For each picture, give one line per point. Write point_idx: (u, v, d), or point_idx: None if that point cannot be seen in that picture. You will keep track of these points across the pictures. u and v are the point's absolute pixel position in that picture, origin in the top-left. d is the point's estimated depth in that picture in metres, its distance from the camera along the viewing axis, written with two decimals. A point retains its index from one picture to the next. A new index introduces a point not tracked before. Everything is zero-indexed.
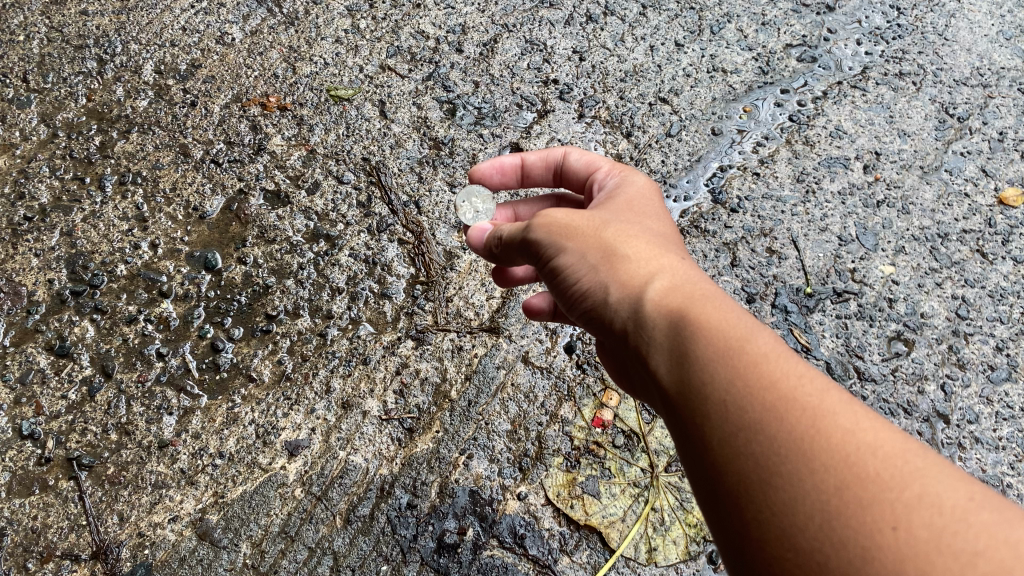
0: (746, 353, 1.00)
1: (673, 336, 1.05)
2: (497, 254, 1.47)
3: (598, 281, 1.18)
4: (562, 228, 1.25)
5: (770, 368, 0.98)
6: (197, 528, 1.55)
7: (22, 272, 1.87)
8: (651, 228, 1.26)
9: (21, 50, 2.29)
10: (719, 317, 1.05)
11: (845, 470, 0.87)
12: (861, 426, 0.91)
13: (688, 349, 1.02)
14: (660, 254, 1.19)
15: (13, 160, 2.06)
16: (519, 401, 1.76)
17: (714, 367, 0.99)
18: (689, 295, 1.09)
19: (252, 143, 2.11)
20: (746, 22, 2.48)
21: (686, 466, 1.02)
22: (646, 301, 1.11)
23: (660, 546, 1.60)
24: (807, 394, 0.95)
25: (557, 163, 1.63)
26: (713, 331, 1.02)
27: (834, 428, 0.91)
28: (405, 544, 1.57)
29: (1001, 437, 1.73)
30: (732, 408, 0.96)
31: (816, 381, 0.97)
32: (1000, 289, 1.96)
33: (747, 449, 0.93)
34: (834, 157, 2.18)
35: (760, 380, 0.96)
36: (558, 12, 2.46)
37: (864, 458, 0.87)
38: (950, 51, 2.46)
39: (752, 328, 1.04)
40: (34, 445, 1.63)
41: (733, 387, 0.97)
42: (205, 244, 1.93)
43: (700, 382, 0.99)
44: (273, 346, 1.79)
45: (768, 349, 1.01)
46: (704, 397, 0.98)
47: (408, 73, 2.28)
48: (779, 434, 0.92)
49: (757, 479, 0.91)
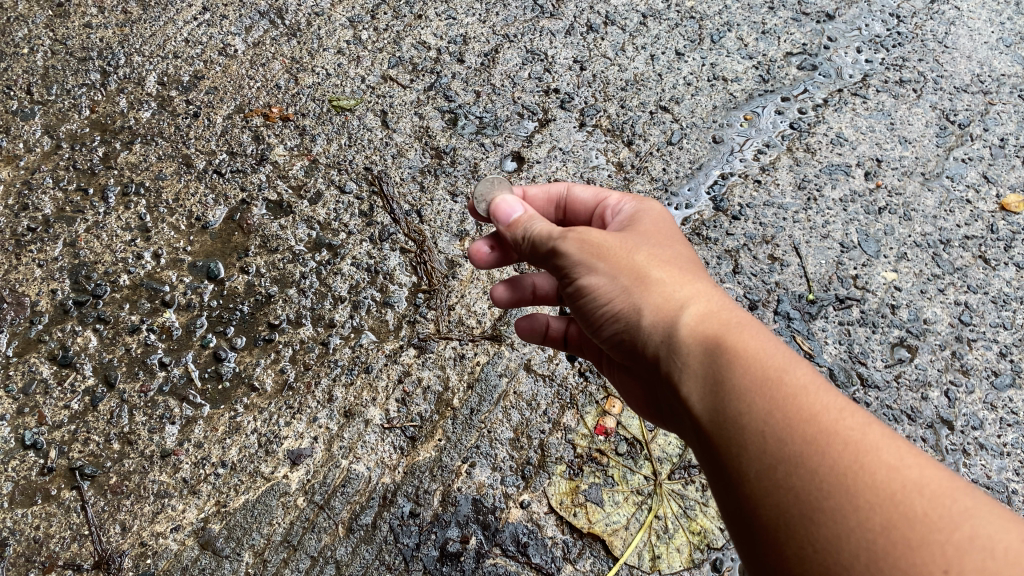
0: (783, 385, 1.05)
1: (708, 366, 1.10)
2: (519, 249, 1.42)
3: (631, 304, 1.21)
4: (594, 247, 1.25)
5: (808, 402, 1.03)
6: (199, 538, 1.55)
7: (26, 283, 1.88)
8: (677, 250, 1.29)
9: (25, 63, 2.31)
10: (754, 348, 1.09)
11: (889, 505, 0.91)
12: (905, 463, 0.96)
13: (725, 379, 1.07)
14: (690, 281, 1.22)
15: (17, 171, 2.08)
16: (521, 409, 1.75)
17: (751, 399, 1.04)
18: (723, 324, 1.14)
19: (255, 153, 2.12)
20: (746, 31, 2.49)
21: (722, 495, 1.08)
22: (681, 330, 1.15)
23: (663, 553, 1.59)
24: (847, 429, 1.00)
25: (562, 198, 1.67)
26: (749, 362, 1.07)
27: (878, 463, 0.95)
28: (408, 553, 1.56)
29: (1006, 443, 1.72)
30: (770, 440, 1.01)
31: (857, 416, 1.02)
32: (1003, 294, 1.95)
33: (787, 482, 0.98)
34: (835, 164, 2.18)
35: (800, 414, 1.01)
36: (558, 22, 2.48)
37: (910, 496, 0.92)
38: (950, 58, 2.46)
39: (786, 359, 1.09)
40: (37, 455, 1.64)
41: (771, 420, 1.02)
42: (208, 254, 1.94)
43: (738, 413, 1.04)
44: (275, 355, 1.79)
45: (805, 382, 1.06)
46: (739, 427, 1.04)
47: (410, 84, 2.29)
48: (821, 469, 0.97)
49: (799, 513, 0.95)
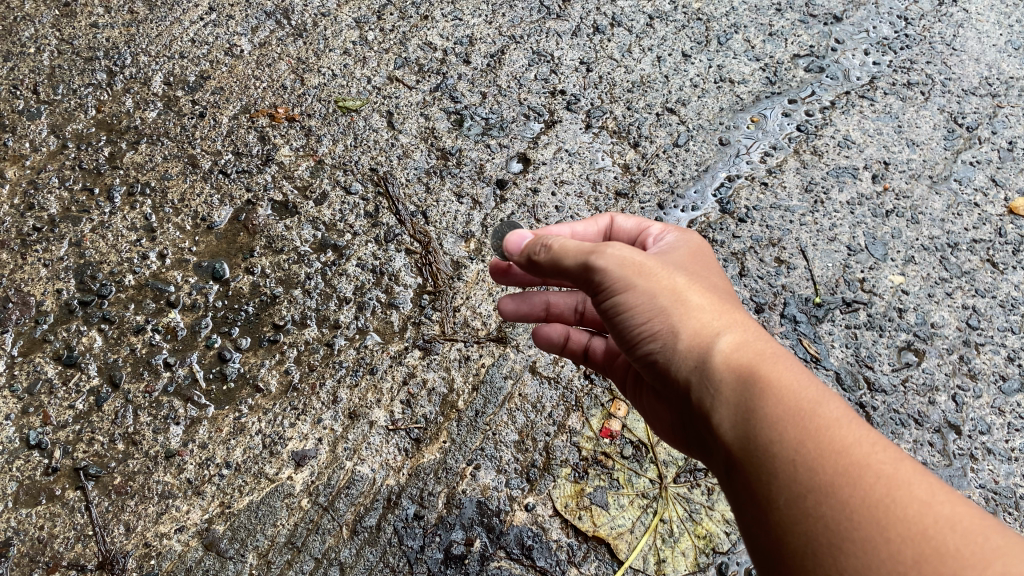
0: (816, 416, 1.05)
1: (742, 393, 1.09)
2: (540, 266, 1.39)
3: (666, 326, 1.19)
4: (633, 266, 1.24)
5: (839, 434, 1.04)
6: (203, 539, 1.55)
7: (31, 282, 1.88)
8: (715, 281, 1.30)
9: (31, 62, 2.31)
10: (788, 379, 1.10)
11: (920, 541, 0.92)
12: (937, 499, 0.96)
13: (758, 406, 1.07)
14: (726, 309, 1.21)
15: (23, 171, 2.08)
16: (526, 411, 1.75)
17: (783, 427, 1.04)
18: (759, 353, 1.13)
19: (261, 153, 2.12)
20: (753, 33, 2.48)
21: (748, 522, 1.08)
22: (716, 356, 1.14)
23: (669, 557, 1.58)
24: (879, 462, 1.01)
25: (603, 227, 1.66)
26: (784, 393, 1.07)
27: (910, 497, 0.96)
28: (412, 555, 1.55)
29: (1014, 448, 1.71)
30: (801, 469, 1.01)
31: (888, 450, 1.02)
32: (1011, 298, 1.94)
33: (816, 511, 0.98)
34: (842, 167, 2.17)
35: (831, 446, 1.02)
36: (565, 23, 2.47)
37: (942, 532, 0.92)
38: (958, 61, 2.45)
39: (819, 392, 1.09)
40: (42, 455, 1.63)
41: (802, 450, 1.02)
42: (214, 254, 1.94)
43: (769, 441, 1.04)
44: (280, 356, 1.79)
45: (837, 415, 1.06)
46: (769, 455, 1.04)
47: (416, 85, 2.29)
48: (852, 500, 0.97)
49: (828, 543, 0.96)
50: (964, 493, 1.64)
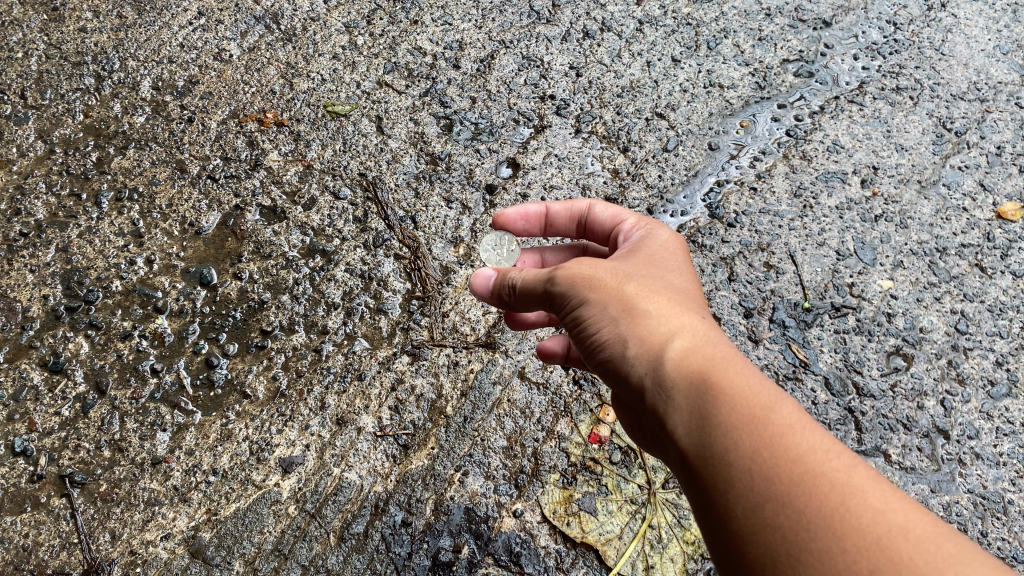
0: (771, 423, 1.05)
1: (693, 401, 1.10)
2: (510, 294, 1.43)
3: (617, 333, 1.21)
4: (584, 279, 1.26)
5: (795, 441, 1.03)
6: (189, 546, 1.54)
7: (18, 288, 1.87)
8: (673, 282, 1.29)
9: (20, 67, 2.30)
10: (739, 382, 1.10)
11: (876, 550, 0.91)
12: (890, 507, 0.96)
13: (711, 413, 1.08)
14: (680, 313, 1.21)
15: (10, 176, 2.07)
16: (515, 417, 1.74)
17: (737, 436, 1.04)
18: (708, 359, 1.13)
19: (249, 159, 2.11)
20: (743, 38, 2.49)
21: (707, 532, 1.08)
22: (667, 363, 1.14)
23: (657, 564, 1.58)
24: (834, 470, 1.01)
25: (582, 214, 1.67)
26: (735, 399, 1.07)
27: (864, 506, 0.96)
28: (399, 562, 1.55)
29: (1002, 453, 1.71)
30: (758, 478, 1.01)
31: (843, 457, 1.02)
32: (999, 303, 1.95)
33: (774, 521, 0.98)
34: (831, 171, 2.17)
35: (786, 454, 1.02)
36: (555, 28, 2.47)
37: (896, 541, 0.92)
38: (947, 66, 2.46)
39: (775, 396, 1.09)
40: (27, 462, 1.62)
41: (758, 458, 1.02)
42: (202, 259, 1.93)
43: (725, 450, 1.04)
44: (268, 362, 1.78)
45: (791, 421, 1.06)
46: (726, 464, 1.04)
47: (406, 89, 2.29)
48: (808, 509, 0.97)
49: (787, 555, 0.95)
50: (953, 498, 1.64)
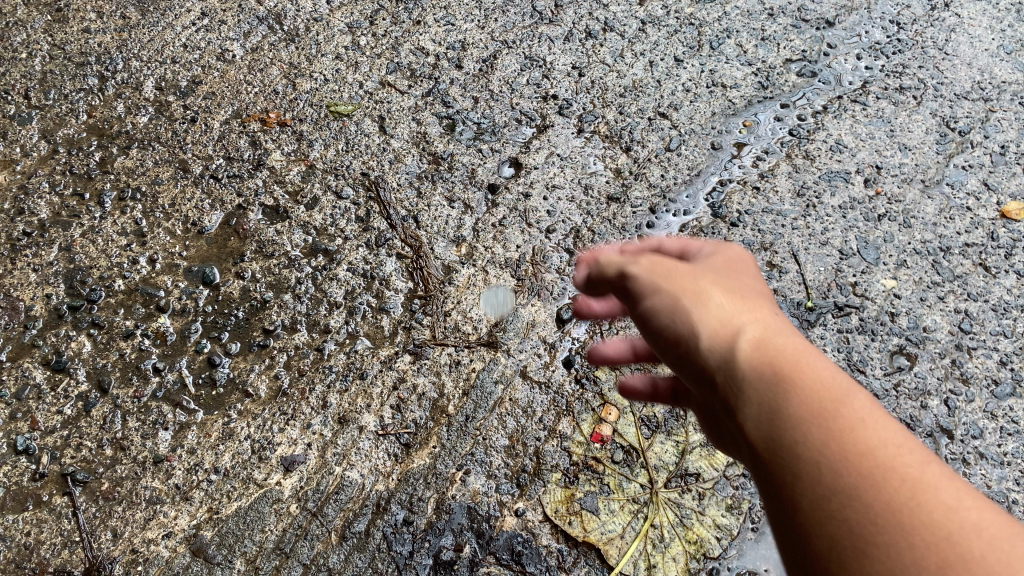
0: (839, 413, 0.85)
1: (752, 385, 0.89)
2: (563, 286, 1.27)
3: (660, 300, 0.99)
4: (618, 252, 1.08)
5: (868, 434, 0.84)
6: (191, 545, 1.54)
7: (21, 288, 1.88)
8: (749, 273, 1.05)
9: (23, 67, 2.31)
10: (810, 369, 0.89)
11: (947, 549, 0.74)
12: (963, 503, 0.78)
13: (779, 402, 0.87)
14: (727, 285, 1.01)
15: (13, 176, 2.07)
16: (516, 416, 1.74)
17: (806, 428, 0.85)
18: (766, 342, 0.92)
19: (252, 158, 2.12)
20: (745, 37, 2.49)
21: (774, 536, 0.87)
22: (718, 343, 0.93)
23: (659, 563, 1.57)
24: (908, 463, 0.82)
25: None
26: (796, 385, 0.87)
27: (935, 501, 0.78)
28: (401, 561, 1.54)
29: (1007, 452, 1.69)
30: (825, 471, 0.82)
31: (916, 448, 0.83)
32: (1003, 302, 1.94)
33: (842, 518, 0.79)
34: (834, 171, 2.17)
35: (855, 444, 0.83)
36: (557, 28, 2.48)
37: (968, 538, 0.75)
38: (950, 65, 2.46)
39: (847, 386, 0.88)
40: (29, 461, 1.63)
41: (824, 449, 0.83)
42: (204, 259, 1.93)
43: (791, 440, 0.85)
44: (270, 361, 1.78)
45: (864, 412, 0.86)
46: (793, 453, 0.84)
47: (408, 89, 2.29)
48: (874, 505, 0.79)
49: (852, 548, 0.77)
50: None
